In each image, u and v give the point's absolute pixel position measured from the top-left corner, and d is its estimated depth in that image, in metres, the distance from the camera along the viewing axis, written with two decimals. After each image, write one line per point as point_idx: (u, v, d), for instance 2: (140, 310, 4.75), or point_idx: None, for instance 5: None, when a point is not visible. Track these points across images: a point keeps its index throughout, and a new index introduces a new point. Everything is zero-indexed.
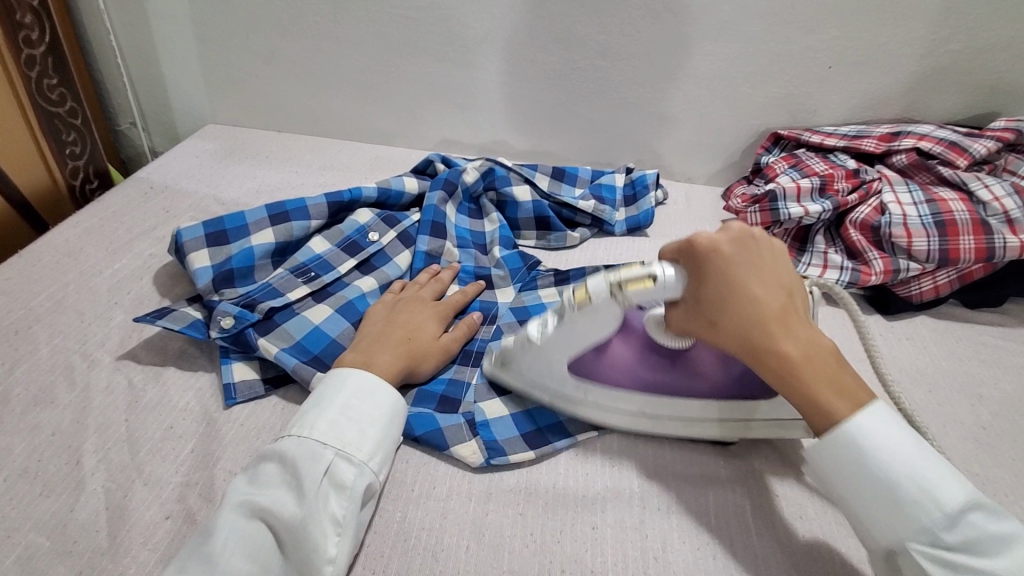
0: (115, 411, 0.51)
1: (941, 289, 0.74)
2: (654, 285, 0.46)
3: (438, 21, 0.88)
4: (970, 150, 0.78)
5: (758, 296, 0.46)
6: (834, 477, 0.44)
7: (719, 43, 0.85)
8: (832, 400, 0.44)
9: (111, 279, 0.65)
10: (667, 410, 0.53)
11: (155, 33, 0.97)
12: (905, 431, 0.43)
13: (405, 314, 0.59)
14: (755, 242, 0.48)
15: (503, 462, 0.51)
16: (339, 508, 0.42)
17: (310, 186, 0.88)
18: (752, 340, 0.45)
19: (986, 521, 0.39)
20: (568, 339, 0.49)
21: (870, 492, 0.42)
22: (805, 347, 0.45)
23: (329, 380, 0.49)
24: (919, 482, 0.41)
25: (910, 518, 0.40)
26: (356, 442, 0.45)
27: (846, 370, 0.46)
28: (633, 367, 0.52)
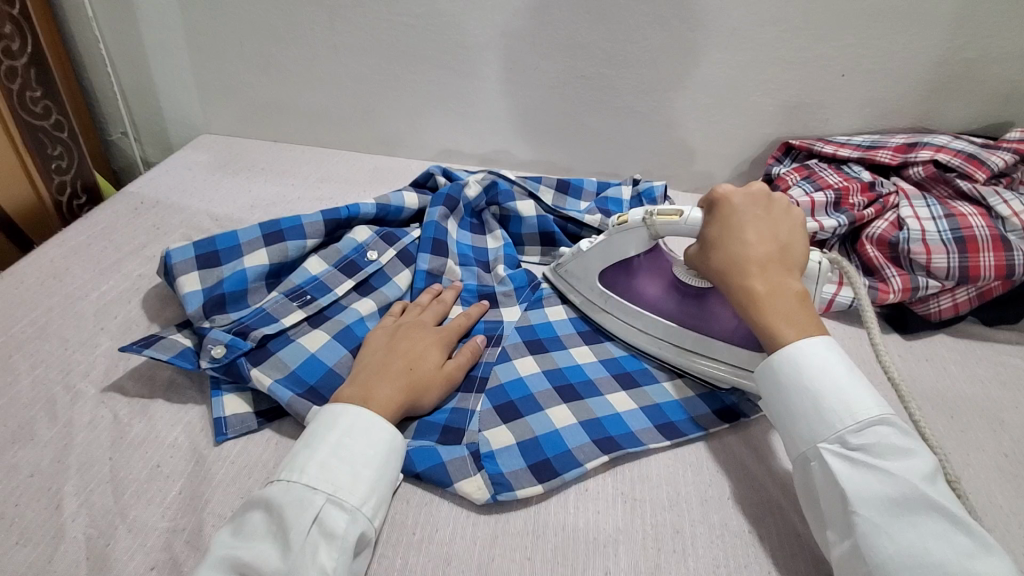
0: (99, 448, 0.48)
1: (961, 307, 0.71)
2: (680, 220, 0.57)
3: (437, 29, 0.85)
4: (989, 162, 0.75)
5: (748, 241, 0.53)
6: (770, 389, 0.49)
7: (728, 51, 0.82)
8: (783, 328, 0.49)
9: (98, 302, 0.62)
10: (666, 336, 0.61)
11: (145, 41, 0.94)
12: (841, 363, 0.47)
13: (407, 342, 0.55)
14: (770, 204, 0.56)
15: (510, 498, 0.48)
16: (329, 560, 0.39)
17: (307, 199, 0.86)
18: (727, 272, 0.52)
19: (894, 436, 0.43)
20: (601, 248, 0.63)
21: (796, 397, 0.47)
22: (772, 285, 0.51)
23: (321, 418, 0.46)
24: (841, 396, 0.45)
25: (824, 422, 0.45)
26: (348, 486, 0.43)
27: (812, 317, 0.50)
28: (651, 287, 0.62)
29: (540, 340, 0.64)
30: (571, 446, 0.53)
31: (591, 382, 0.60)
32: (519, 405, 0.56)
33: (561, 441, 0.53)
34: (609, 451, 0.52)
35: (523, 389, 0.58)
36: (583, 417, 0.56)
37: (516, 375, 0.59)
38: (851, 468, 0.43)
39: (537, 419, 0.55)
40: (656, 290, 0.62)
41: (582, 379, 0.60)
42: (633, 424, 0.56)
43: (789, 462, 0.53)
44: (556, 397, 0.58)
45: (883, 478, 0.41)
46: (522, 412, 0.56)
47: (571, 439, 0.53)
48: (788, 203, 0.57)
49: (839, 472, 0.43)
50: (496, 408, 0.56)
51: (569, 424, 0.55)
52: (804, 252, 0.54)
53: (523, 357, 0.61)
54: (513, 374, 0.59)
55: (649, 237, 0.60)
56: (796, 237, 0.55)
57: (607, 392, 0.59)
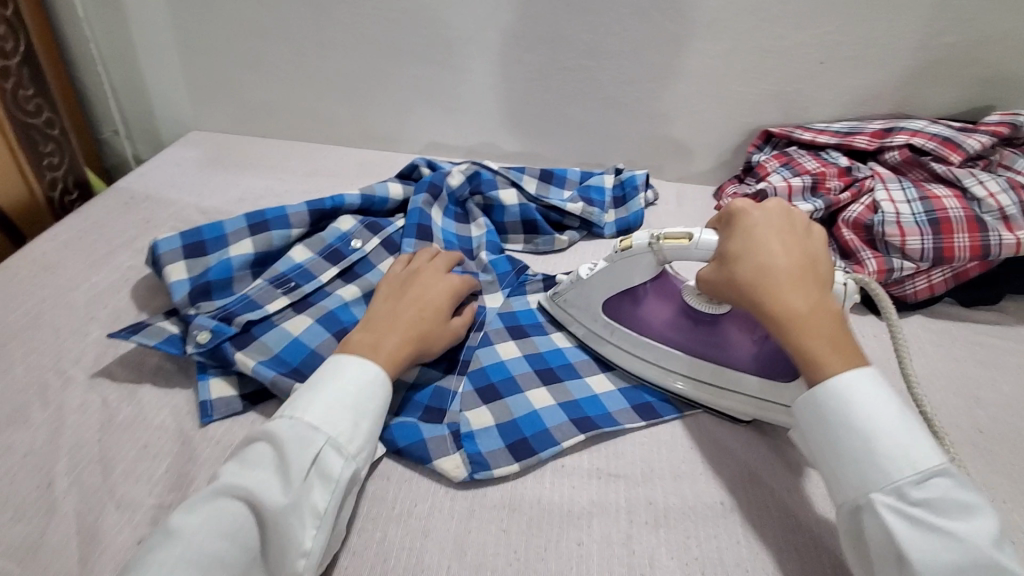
0: (90, 430, 0.50)
1: (937, 288, 0.72)
2: (689, 244, 0.54)
3: (422, 23, 0.87)
4: (965, 145, 0.76)
5: (777, 253, 0.50)
6: (816, 427, 0.46)
7: (708, 41, 0.83)
8: (827, 353, 0.46)
9: (89, 293, 0.64)
10: (681, 368, 0.58)
11: (134, 40, 0.95)
12: (891, 401, 0.44)
13: (418, 289, 0.58)
14: (791, 217, 0.54)
15: (487, 476, 0.50)
16: (321, 501, 0.42)
17: (295, 192, 0.87)
18: (760, 290, 0.49)
19: (956, 490, 0.40)
20: (604, 274, 0.59)
21: (846, 438, 0.44)
22: (813, 303, 0.48)
23: (328, 365, 0.48)
24: (893, 439, 0.42)
25: (878, 468, 0.42)
26: (348, 433, 0.45)
27: (850, 337, 0.48)
28: (661, 315, 0.59)
29: (521, 325, 0.66)
30: (548, 425, 0.54)
31: (571, 365, 0.62)
32: (499, 387, 0.58)
33: (538, 421, 0.55)
34: (585, 428, 0.54)
35: (504, 372, 0.59)
36: (561, 397, 0.58)
37: (497, 359, 0.61)
38: (913, 528, 0.40)
39: (516, 400, 0.57)
40: (666, 319, 0.59)
41: (562, 363, 0.62)
42: (610, 405, 0.57)
43: (762, 439, 0.55)
44: (536, 378, 0.59)
45: (950, 542, 0.38)
46: (502, 394, 0.57)
47: (549, 419, 0.55)
48: (806, 216, 0.56)
49: (899, 531, 0.40)
50: (476, 390, 0.57)
51: (547, 404, 0.56)
52: (829, 266, 0.53)
53: (505, 341, 0.63)
54: (494, 357, 0.61)
55: (656, 262, 0.57)
56: (821, 250, 0.53)
57: (586, 374, 0.61)
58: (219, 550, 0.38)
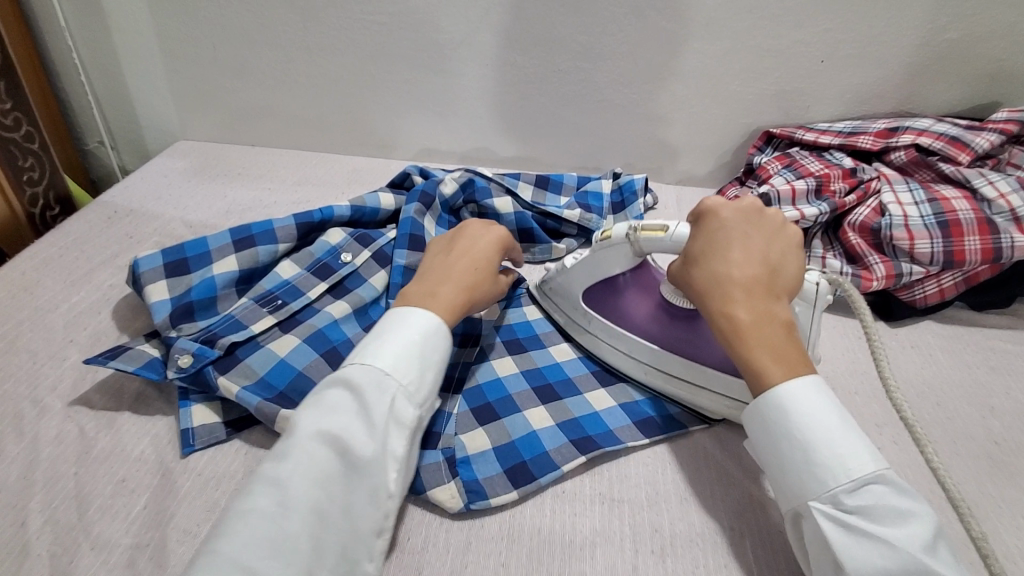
0: (65, 463, 0.47)
1: (947, 292, 0.70)
2: (665, 236, 0.53)
3: (412, 26, 0.84)
4: (973, 144, 0.74)
5: (733, 259, 0.48)
6: (759, 432, 0.44)
7: (706, 40, 0.81)
8: (769, 363, 0.44)
9: (68, 314, 0.61)
10: (651, 360, 0.57)
11: (117, 48, 0.93)
12: (832, 406, 0.42)
13: (466, 241, 0.58)
14: (763, 221, 0.52)
15: (483, 506, 0.47)
16: (399, 446, 0.43)
17: (283, 203, 0.85)
18: (709, 296, 0.48)
19: (892, 496, 0.38)
20: (585, 263, 0.60)
21: (785, 446, 0.42)
22: (758, 313, 0.46)
23: (392, 316, 0.48)
24: (832, 447, 0.40)
25: (815, 478, 0.40)
26: (416, 383, 0.45)
27: (800, 349, 0.45)
28: (640, 306, 0.59)
29: (519, 340, 0.63)
30: (548, 447, 0.52)
31: (570, 381, 0.59)
32: (496, 407, 0.56)
33: (538, 443, 0.52)
34: (586, 450, 0.52)
35: (501, 391, 0.57)
36: (560, 417, 0.55)
37: (493, 376, 0.58)
38: (847, 537, 0.38)
39: (513, 421, 0.54)
40: (645, 310, 0.59)
41: (561, 379, 0.60)
42: (611, 422, 0.55)
43: None
44: (534, 397, 0.57)
45: (883, 550, 0.36)
46: (499, 414, 0.55)
47: (548, 440, 0.52)
48: (783, 220, 0.53)
49: (834, 540, 0.38)
50: (473, 410, 0.55)
51: (546, 425, 0.54)
52: (795, 274, 0.49)
53: (501, 357, 0.61)
54: (491, 375, 0.59)
55: (633, 253, 0.56)
56: (788, 258, 0.50)
57: (586, 390, 0.59)
58: (314, 499, 0.39)
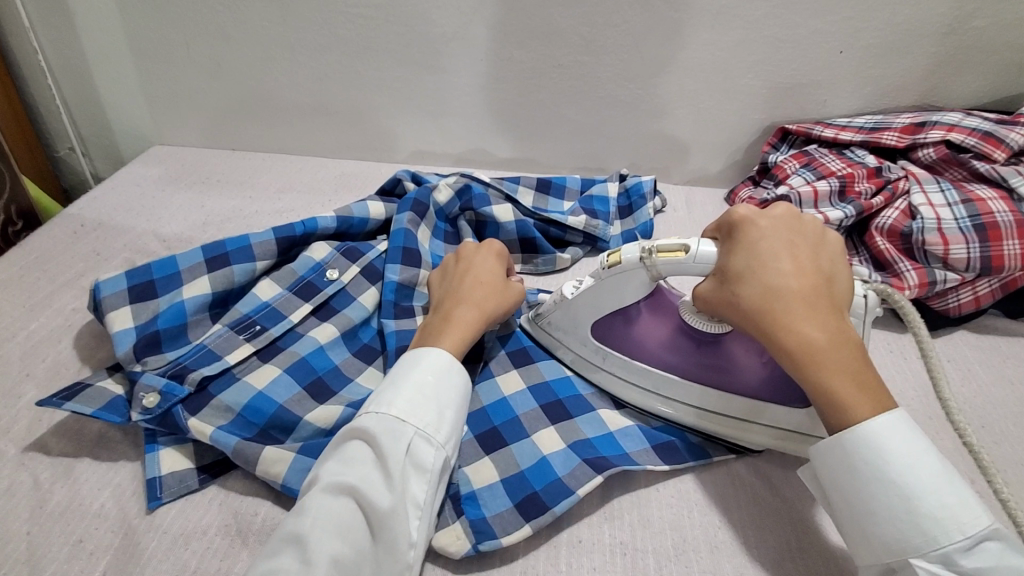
0: (14, 522, 0.42)
1: (983, 301, 0.65)
2: (685, 257, 0.46)
3: (400, 20, 0.78)
4: (1007, 140, 0.68)
5: (785, 271, 0.42)
6: (838, 474, 0.38)
7: (716, 31, 0.75)
8: (854, 394, 0.38)
9: (25, 343, 0.56)
10: (677, 394, 0.51)
11: (83, 47, 0.86)
12: (927, 445, 0.37)
13: (463, 268, 0.54)
14: (804, 228, 0.46)
15: (493, 547, 0.42)
16: (420, 491, 0.39)
17: (266, 212, 0.79)
18: (767, 316, 0.41)
19: (1009, 554, 0.34)
20: (591, 294, 0.52)
21: (877, 491, 0.36)
22: (832, 332, 0.40)
23: (405, 358, 0.45)
24: (940, 497, 0.35)
25: (925, 534, 0.34)
26: (435, 422, 0.41)
27: (875, 371, 0.40)
28: (655, 335, 0.52)
29: (525, 349, 0.58)
30: (560, 473, 0.46)
31: (582, 397, 0.54)
32: (503, 431, 0.50)
33: (549, 470, 0.47)
34: (603, 469, 0.46)
35: (507, 412, 0.52)
36: (572, 437, 0.50)
37: (498, 397, 0.53)
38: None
39: (522, 447, 0.49)
40: (661, 340, 0.52)
41: (571, 395, 0.54)
42: (626, 445, 0.50)
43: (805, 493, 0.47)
44: (543, 417, 0.51)
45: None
46: (506, 440, 0.49)
47: (560, 465, 0.47)
48: (821, 225, 0.47)
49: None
50: (478, 438, 0.50)
51: (557, 449, 0.49)
52: (848, 286, 0.44)
53: (507, 372, 0.55)
54: (496, 395, 0.53)
55: (650, 279, 0.49)
56: (838, 266, 0.45)
57: (598, 407, 0.53)
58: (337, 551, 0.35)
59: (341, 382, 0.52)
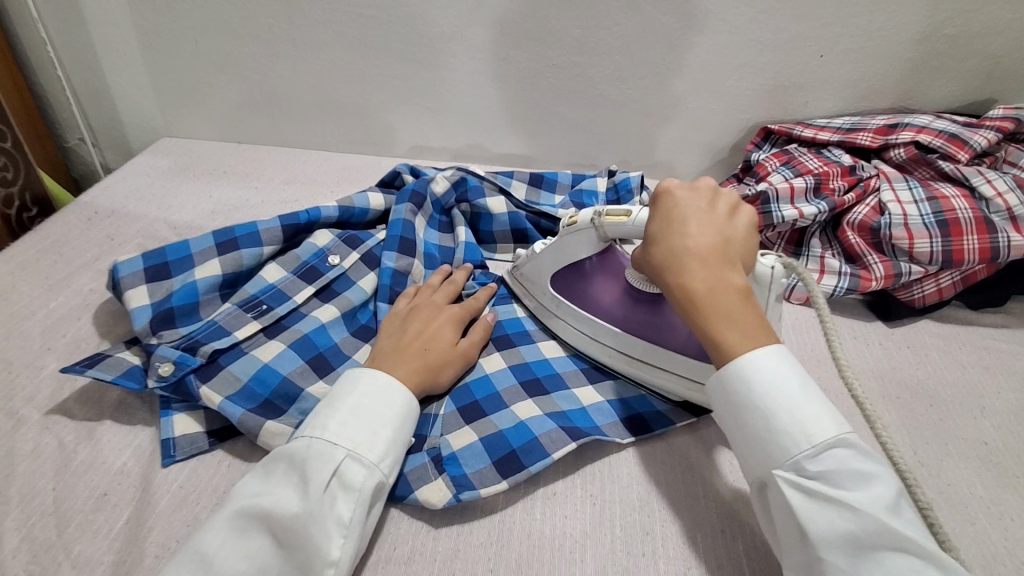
0: (42, 478, 0.46)
1: (945, 292, 0.69)
2: (626, 221, 0.52)
3: (400, 20, 0.82)
4: (971, 142, 0.73)
5: (689, 232, 0.47)
6: (722, 403, 0.43)
7: (702, 35, 0.79)
8: (726, 334, 0.43)
9: (46, 321, 0.59)
10: (613, 342, 0.57)
11: (95, 42, 0.89)
12: (799, 375, 0.41)
13: (419, 322, 0.55)
14: (718, 198, 0.49)
15: (472, 497, 0.46)
16: (346, 511, 0.40)
17: (271, 202, 0.82)
18: (666, 270, 0.46)
19: (853, 458, 0.38)
20: (554, 247, 0.59)
21: (749, 416, 0.41)
22: (716, 283, 0.44)
23: (344, 379, 0.47)
24: (793, 414, 0.40)
25: (778, 445, 0.39)
26: (367, 443, 0.42)
27: (761, 320, 0.43)
28: (606, 291, 0.58)
29: (508, 335, 0.62)
30: (537, 434, 0.50)
31: (558, 375, 0.58)
32: (483, 404, 0.54)
33: (526, 431, 0.51)
34: (577, 436, 0.50)
35: (488, 387, 0.55)
36: (548, 408, 0.54)
37: (481, 373, 0.56)
38: (810, 503, 0.37)
39: (500, 415, 0.53)
40: (611, 295, 0.58)
41: (549, 375, 0.58)
42: (599, 417, 0.54)
43: None
44: (521, 391, 0.55)
45: (845, 512, 0.36)
46: (486, 411, 0.53)
47: (537, 428, 0.51)
48: (738, 197, 0.51)
49: (798, 507, 0.37)
50: (460, 409, 0.53)
51: (533, 415, 0.53)
52: (750, 248, 0.48)
53: (489, 353, 0.59)
54: (477, 371, 0.57)
55: (599, 239, 0.56)
56: (743, 229, 0.48)
57: (574, 385, 0.57)
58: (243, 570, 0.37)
59: (340, 358, 0.56)
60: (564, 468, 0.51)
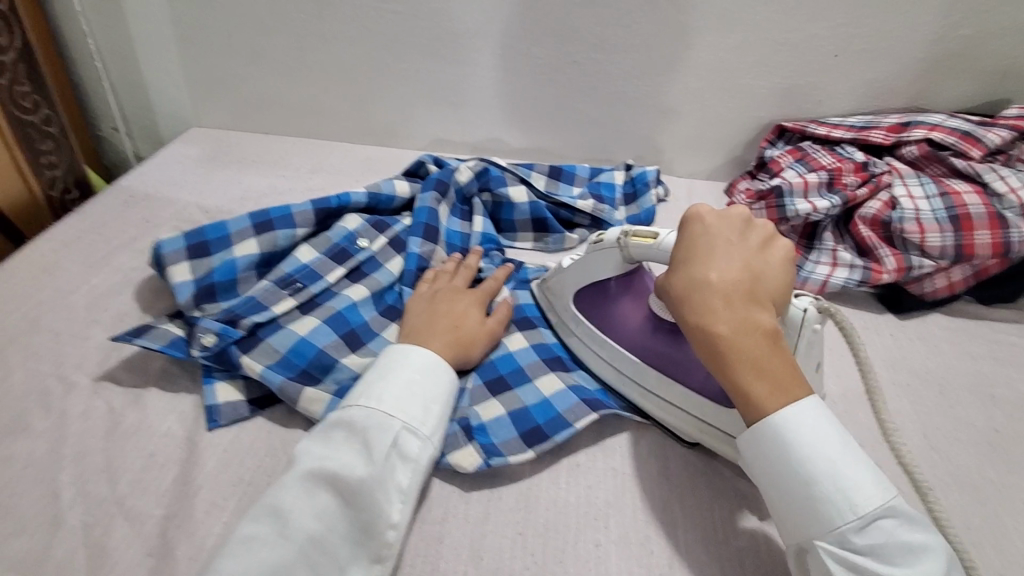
0: (94, 438, 0.49)
1: (956, 286, 0.71)
2: (653, 244, 0.52)
3: (426, 16, 0.85)
4: (984, 140, 0.74)
5: (715, 266, 0.45)
6: (760, 463, 0.42)
7: (719, 33, 0.81)
8: (750, 379, 0.42)
9: (90, 295, 0.62)
10: (627, 369, 0.56)
11: (133, 35, 0.93)
12: (835, 431, 0.41)
13: (448, 302, 0.58)
14: (748, 232, 0.48)
15: (502, 463, 0.49)
16: (404, 478, 0.43)
17: (298, 191, 0.85)
18: (686, 304, 0.45)
19: (901, 530, 0.38)
20: (577, 265, 0.58)
21: (788, 479, 0.40)
22: (739, 323, 0.43)
23: (392, 355, 0.49)
24: (837, 482, 0.39)
25: (822, 517, 0.39)
26: (421, 417, 0.45)
27: (789, 366, 0.42)
28: (629, 315, 0.57)
29: (529, 317, 0.64)
30: (561, 409, 0.53)
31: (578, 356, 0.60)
32: (509, 379, 0.56)
33: (550, 406, 0.53)
34: (597, 407, 0.53)
35: (512, 363, 0.57)
36: (569, 382, 0.56)
37: (504, 350, 0.59)
38: None
39: (526, 390, 0.55)
40: (632, 319, 0.57)
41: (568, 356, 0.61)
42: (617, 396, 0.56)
43: None
44: (544, 367, 0.58)
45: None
46: (512, 385, 0.56)
47: (560, 403, 0.54)
48: (772, 232, 0.50)
49: None
50: (486, 383, 0.56)
51: (556, 390, 0.55)
52: (779, 287, 0.46)
53: (512, 333, 0.61)
54: (502, 349, 0.59)
55: (623, 260, 0.55)
56: (774, 265, 0.47)
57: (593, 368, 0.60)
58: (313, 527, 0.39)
59: (370, 335, 0.58)
60: (585, 442, 0.53)
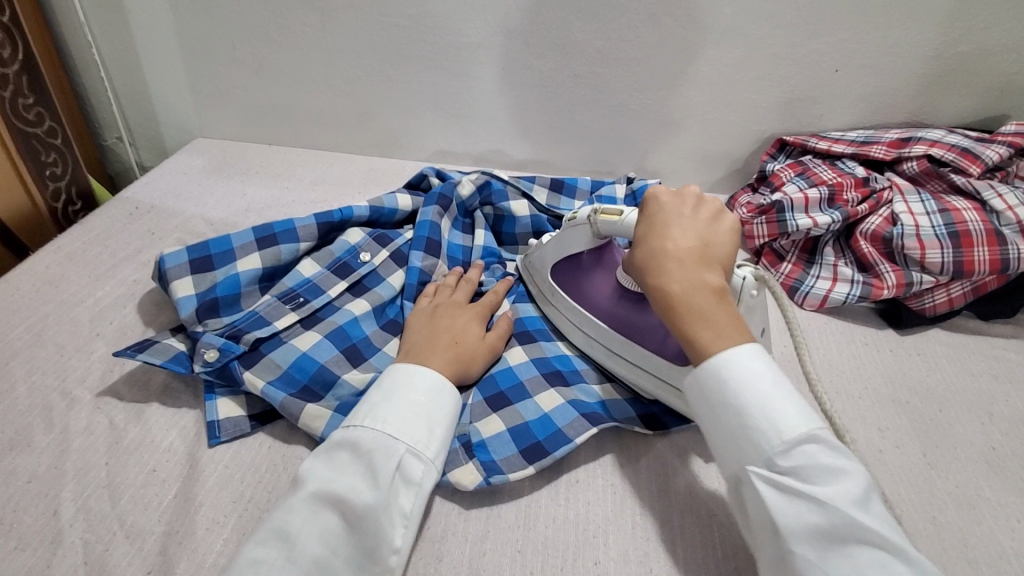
0: (95, 454, 0.49)
1: (956, 302, 0.71)
2: (618, 220, 0.54)
3: (429, 30, 0.85)
4: (983, 157, 0.75)
5: (671, 236, 0.49)
6: (702, 401, 0.44)
7: (721, 48, 0.82)
8: (701, 331, 0.45)
9: (93, 308, 0.63)
10: (595, 334, 0.60)
11: (138, 46, 0.94)
12: (771, 372, 0.43)
13: (447, 317, 0.58)
14: (701, 206, 0.52)
15: (502, 481, 0.49)
16: (407, 502, 0.43)
17: (301, 202, 0.86)
18: (645, 270, 0.48)
19: (825, 455, 0.40)
20: (554, 241, 0.62)
21: (725, 413, 0.43)
22: (691, 282, 0.46)
23: (396, 375, 0.49)
24: (766, 412, 0.41)
25: (752, 442, 0.41)
26: (425, 439, 0.45)
27: (735, 319, 0.45)
28: (599, 286, 0.60)
29: (529, 331, 0.64)
30: (561, 425, 0.53)
31: (579, 371, 0.60)
32: (509, 395, 0.56)
33: (550, 422, 0.53)
34: (597, 423, 0.53)
35: (513, 378, 0.58)
36: (570, 397, 0.56)
37: (505, 365, 0.59)
38: (783, 498, 0.39)
39: (526, 406, 0.55)
40: (600, 290, 0.60)
41: (569, 369, 0.60)
42: (617, 412, 0.56)
43: None
44: (544, 382, 0.58)
45: (815, 508, 0.38)
46: (512, 400, 0.56)
47: (561, 419, 0.54)
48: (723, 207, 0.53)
49: (772, 503, 0.39)
50: (486, 399, 0.56)
51: (556, 405, 0.55)
52: (727, 252, 0.50)
53: (512, 347, 0.61)
54: (502, 364, 0.59)
55: (593, 236, 0.58)
56: (724, 235, 0.50)
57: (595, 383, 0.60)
58: (315, 547, 0.39)
59: (371, 350, 0.58)
60: (584, 458, 0.53)
